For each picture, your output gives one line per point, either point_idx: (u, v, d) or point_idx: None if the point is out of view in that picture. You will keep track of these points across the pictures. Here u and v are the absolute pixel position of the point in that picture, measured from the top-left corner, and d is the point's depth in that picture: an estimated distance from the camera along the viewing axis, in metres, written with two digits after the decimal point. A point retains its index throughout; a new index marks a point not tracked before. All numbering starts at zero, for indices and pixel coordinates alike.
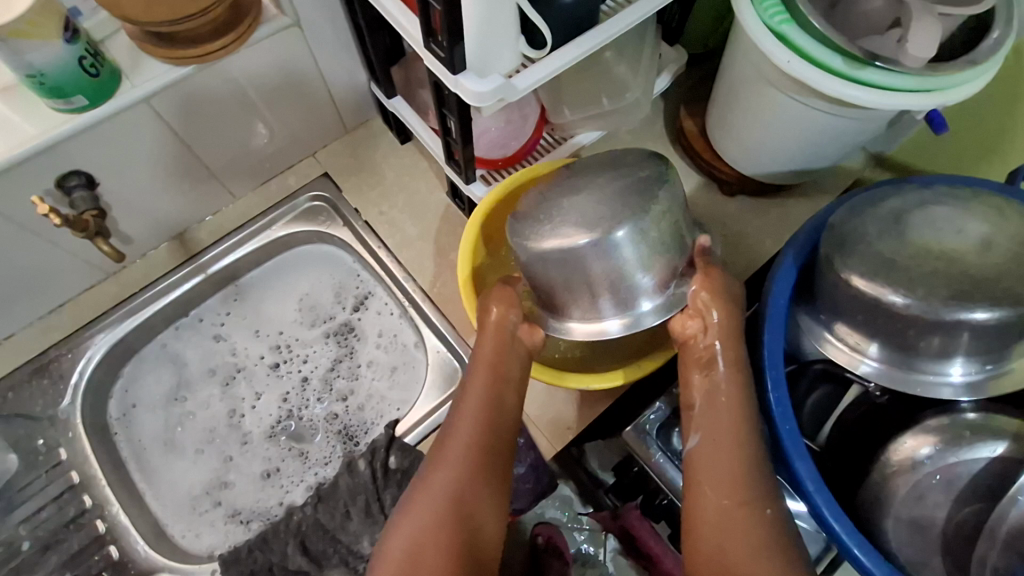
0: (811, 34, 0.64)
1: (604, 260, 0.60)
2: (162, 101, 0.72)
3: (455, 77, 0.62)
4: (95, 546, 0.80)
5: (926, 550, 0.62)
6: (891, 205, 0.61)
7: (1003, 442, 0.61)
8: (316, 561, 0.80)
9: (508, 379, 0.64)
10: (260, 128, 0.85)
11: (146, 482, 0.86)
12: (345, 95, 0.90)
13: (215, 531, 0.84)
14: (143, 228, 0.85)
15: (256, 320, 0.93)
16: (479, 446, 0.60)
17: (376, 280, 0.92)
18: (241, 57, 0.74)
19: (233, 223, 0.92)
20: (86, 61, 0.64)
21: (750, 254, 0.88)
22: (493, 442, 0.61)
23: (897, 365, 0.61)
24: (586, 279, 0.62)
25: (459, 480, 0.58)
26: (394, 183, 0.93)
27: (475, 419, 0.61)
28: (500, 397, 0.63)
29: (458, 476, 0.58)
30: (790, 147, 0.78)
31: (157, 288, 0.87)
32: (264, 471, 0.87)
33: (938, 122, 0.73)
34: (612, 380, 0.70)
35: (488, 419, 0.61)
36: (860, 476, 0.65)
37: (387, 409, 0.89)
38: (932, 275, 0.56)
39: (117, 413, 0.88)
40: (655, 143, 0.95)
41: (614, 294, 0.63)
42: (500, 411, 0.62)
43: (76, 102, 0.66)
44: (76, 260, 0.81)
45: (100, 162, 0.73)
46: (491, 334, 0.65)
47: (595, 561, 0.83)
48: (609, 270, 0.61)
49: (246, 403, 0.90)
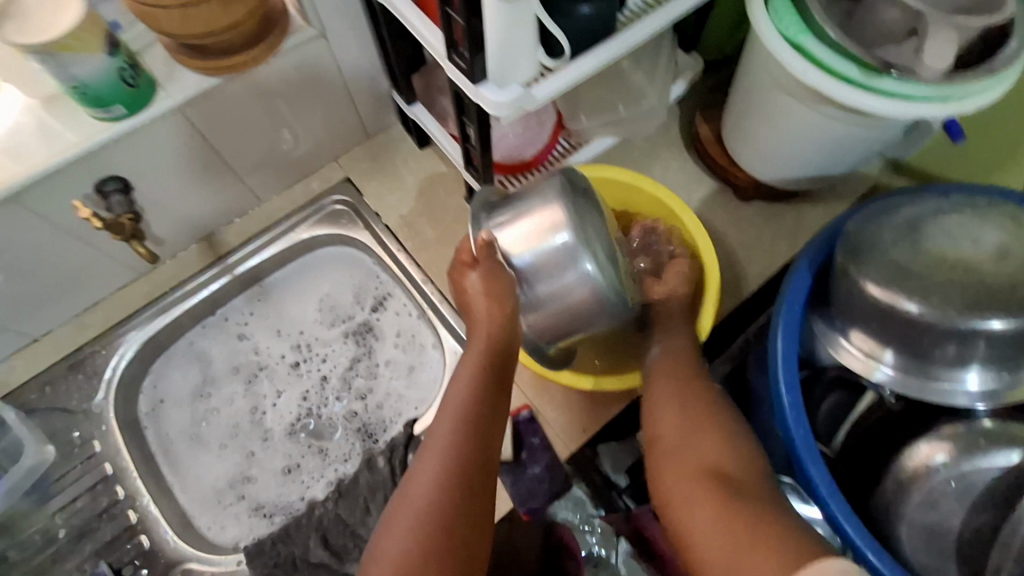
0: (827, 44, 0.64)
1: (570, 262, 0.63)
2: (195, 110, 0.75)
3: (476, 87, 0.64)
4: (127, 536, 0.83)
5: (941, 557, 0.61)
6: (906, 213, 0.62)
7: (1018, 450, 0.60)
8: (337, 555, 0.82)
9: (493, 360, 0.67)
10: (286, 135, 0.88)
11: (174, 474, 0.89)
12: (368, 102, 0.93)
13: (239, 524, 0.87)
14: (174, 230, 0.89)
15: (278, 320, 0.96)
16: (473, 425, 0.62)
17: (395, 281, 0.95)
18: (271, 67, 0.77)
19: (259, 226, 0.95)
20: (126, 72, 0.68)
21: (765, 259, 0.89)
22: (485, 420, 0.63)
23: (910, 372, 0.61)
24: (545, 259, 0.64)
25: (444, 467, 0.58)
26: (414, 188, 0.95)
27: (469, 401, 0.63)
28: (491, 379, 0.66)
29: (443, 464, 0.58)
30: (805, 154, 0.79)
31: (186, 288, 0.91)
32: (285, 467, 0.90)
33: (954, 130, 0.73)
34: (580, 381, 0.75)
35: (480, 398, 0.64)
36: (875, 482, 0.66)
37: (404, 408, 0.91)
38: (946, 283, 0.57)
39: (146, 408, 0.91)
40: (670, 149, 0.96)
41: (536, 275, 0.65)
42: (493, 392, 0.65)
43: (116, 111, 0.70)
44: (111, 260, 0.85)
45: (136, 167, 0.77)
46: (475, 297, 0.67)
47: (606, 563, 0.83)
48: (561, 267, 0.64)
49: (268, 401, 0.93)
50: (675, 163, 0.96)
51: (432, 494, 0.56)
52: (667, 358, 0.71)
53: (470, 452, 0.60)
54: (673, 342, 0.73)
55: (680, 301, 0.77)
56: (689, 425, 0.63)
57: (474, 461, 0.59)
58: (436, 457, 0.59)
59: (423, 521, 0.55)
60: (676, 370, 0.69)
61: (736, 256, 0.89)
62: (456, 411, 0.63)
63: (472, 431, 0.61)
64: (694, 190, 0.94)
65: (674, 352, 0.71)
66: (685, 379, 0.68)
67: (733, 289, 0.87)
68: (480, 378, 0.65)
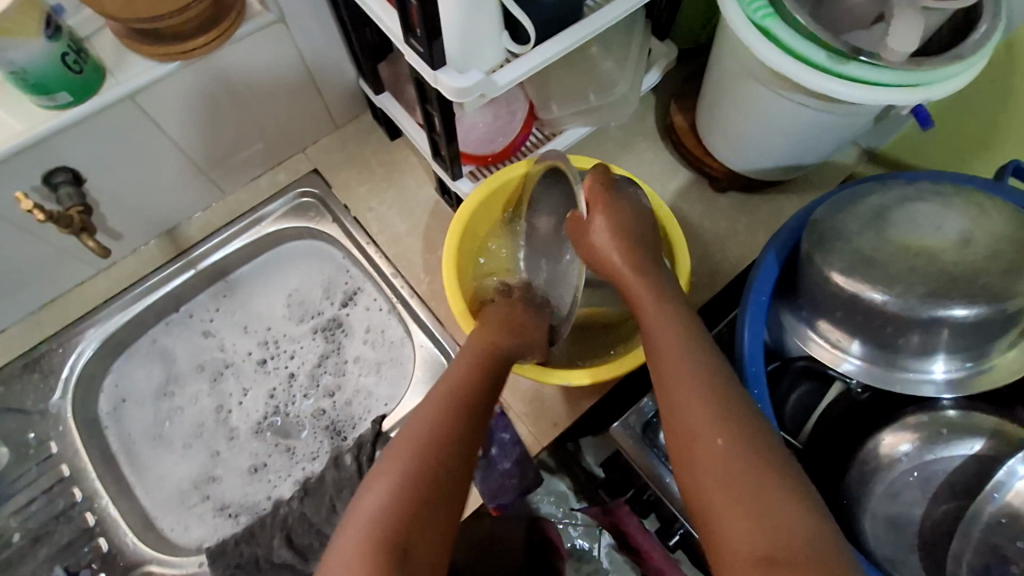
0: (795, 29, 0.63)
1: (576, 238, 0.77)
2: (149, 98, 0.73)
3: (435, 73, 0.62)
4: (85, 538, 0.81)
5: (903, 548, 0.60)
6: (872, 201, 0.61)
7: (980, 439, 0.61)
8: (302, 555, 0.80)
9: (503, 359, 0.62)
10: (250, 125, 0.86)
11: (136, 475, 0.87)
12: (335, 91, 0.90)
13: (204, 524, 0.85)
14: (132, 224, 0.86)
15: (245, 316, 0.94)
16: (456, 439, 0.51)
17: (365, 276, 0.93)
18: (227, 53, 0.74)
19: (223, 219, 0.92)
20: (69, 57, 0.65)
21: (740, 249, 0.87)
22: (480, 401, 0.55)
23: (877, 363, 0.61)
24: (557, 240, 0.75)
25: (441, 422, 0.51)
26: (384, 179, 0.93)
27: (450, 404, 0.53)
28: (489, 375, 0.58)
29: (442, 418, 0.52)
30: (777, 143, 0.77)
31: (147, 282, 0.88)
32: (252, 466, 0.88)
33: (922, 117, 0.70)
34: (577, 378, 0.70)
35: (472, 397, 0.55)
36: (841, 472, 0.64)
37: (374, 405, 0.89)
38: (910, 270, 0.56)
39: (108, 407, 0.88)
40: (645, 139, 0.95)
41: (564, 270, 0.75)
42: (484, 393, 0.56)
43: (60, 98, 0.67)
44: (65, 255, 0.82)
45: (88, 158, 0.74)
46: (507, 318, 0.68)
47: (590, 556, 0.86)
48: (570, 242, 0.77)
49: (233, 399, 0.91)
50: (650, 153, 0.94)
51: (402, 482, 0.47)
52: (666, 354, 0.53)
53: (444, 466, 0.49)
54: (666, 330, 0.54)
55: (653, 289, 0.58)
56: (698, 463, 0.46)
57: (441, 485, 0.48)
58: (396, 479, 0.47)
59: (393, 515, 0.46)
60: (678, 375, 0.51)
61: (712, 248, 0.88)
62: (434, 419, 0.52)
63: (452, 444, 0.50)
64: (669, 181, 0.92)
65: (667, 346, 0.53)
66: (692, 386, 0.50)
67: (707, 280, 0.86)
68: (473, 387, 0.56)
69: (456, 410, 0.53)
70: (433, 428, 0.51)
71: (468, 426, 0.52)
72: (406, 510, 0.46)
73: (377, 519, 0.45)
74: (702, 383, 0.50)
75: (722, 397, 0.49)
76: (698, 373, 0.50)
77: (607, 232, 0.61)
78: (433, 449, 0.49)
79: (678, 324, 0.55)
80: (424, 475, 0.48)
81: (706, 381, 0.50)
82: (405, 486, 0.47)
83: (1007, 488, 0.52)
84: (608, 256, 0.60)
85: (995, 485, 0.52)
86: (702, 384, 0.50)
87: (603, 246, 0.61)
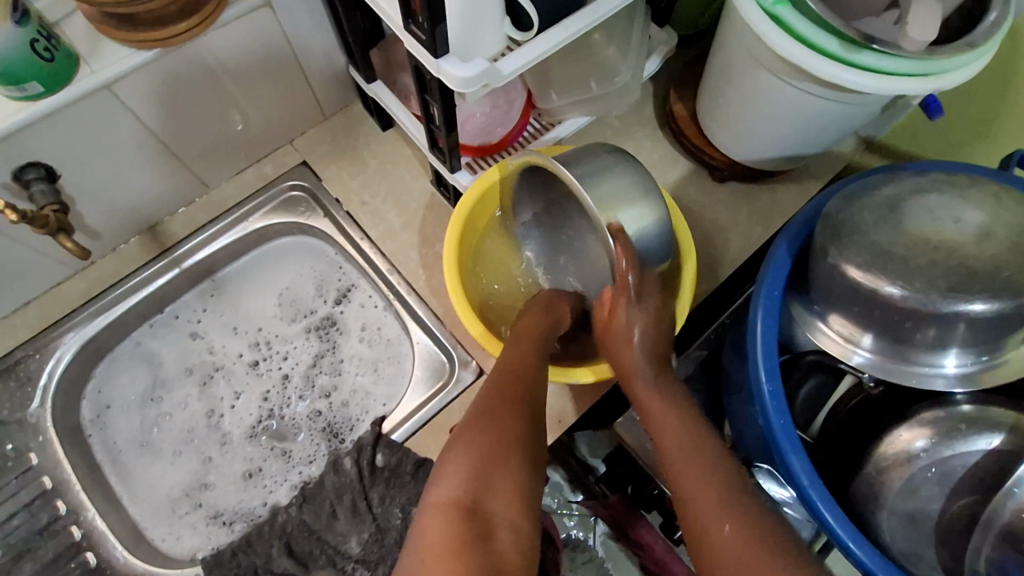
0: (806, 16, 0.61)
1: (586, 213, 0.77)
2: (127, 88, 0.68)
3: (437, 61, 0.59)
4: (71, 553, 0.77)
5: (919, 543, 0.61)
6: (886, 192, 0.60)
7: (999, 434, 0.60)
8: (302, 563, 0.77)
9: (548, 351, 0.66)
10: (235, 115, 0.81)
11: (123, 484, 0.83)
12: (324, 79, 0.86)
13: (196, 534, 0.82)
14: (111, 221, 0.82)
15: (234, 316, 0.90)
16: (518, 431, 0.55)
17: (360, 272, 0.89)
18: (208, 39, 0.70)
19: (207, 214, 0.88)
20: (39, 44, 0.60)
21: (742, 241, 0.86)
22: (531, 404, 0.58)
23: (889, 357, 0.61)
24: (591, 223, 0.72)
25: (499, 419, 0.55)
26: (376, 171, 0.89)
27: (507, 399, 0.58)
28: (532, 369, 0.62)
29: (499, 416, 0.56)
30: (783, 133, 0.76)
31: (129, 283, 0.84)
32: (245, 471, 0.85)
33: (933, 106, 0.72)
34: (582, 376, 0.69)
35: (523, 396, 0.59)
36: (855, 467, 0.64)
37: (372, 405, 0.86)
38: (928, 263, 0.55)
39: (90, 414, 0.84)
40: (644, 128, 0.93)
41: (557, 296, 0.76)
42: (536, 383, 0.61)
43: (31, 89, 0.62)
44: (39, 255, 0.77)
45: (63, 152, 0.70)
46: (534, 313, 0.72)
47: (585, 544, 0.88)
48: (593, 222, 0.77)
49: (225, 403, 0.87)
50: (649, 143, 0.92)
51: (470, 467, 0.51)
52: (667, 430, 0.57)
53: (506, 456, 0.52)
54: (667, 407, 0.59)
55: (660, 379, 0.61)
56: (699, 512, 0.51)
57: (510, 467, 0.52)
58: (466, 463, 0.51)
59: (467, 497, 0.49)
60: (691, 476, 0.53)
61: (712, 239, 0.86)
62: (494, 416, 0.56)
63: (510, 430, 0.55)
64: (669, 172, 0.90)
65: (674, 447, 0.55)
66: (692, 455, 0.54)
67: (711, 271, 0.84)
68: (524, 379, 0.61)
69: (513, 403, 0.58)
70: (495, 415, 0.56)
71: (526, 419, 0.57)
72: (480, 480, 0.50)
73: (452, 501, 0.49)
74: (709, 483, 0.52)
75: (736, 493, 0.51)
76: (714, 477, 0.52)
77: (631, 338, 0.62)
78: (497, 435, 0.54)
79: (688, 425, 0.57)
80: (490, 458, 0.52)
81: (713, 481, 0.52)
82: (476, 462, 0.51)
83: None
84: (620, 338, 0.63)
85: (1016, 481, 0.52)
86: (715, 486, 0.52)
87: (627, 355, 0.62)
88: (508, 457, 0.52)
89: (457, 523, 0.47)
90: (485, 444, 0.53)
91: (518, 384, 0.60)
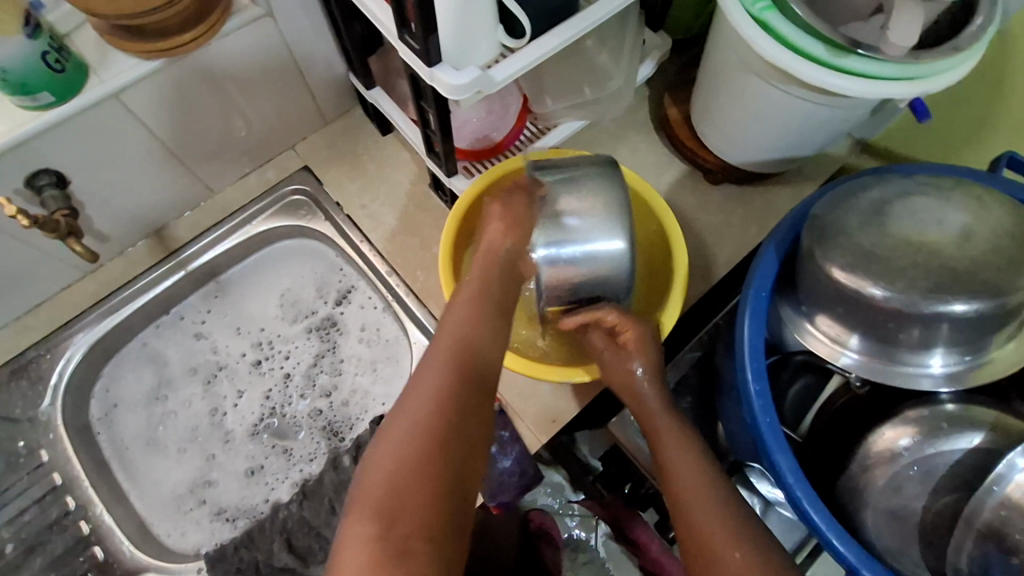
0: (792, 21, 0.62)
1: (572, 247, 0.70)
2: (134, 97, 0.71)
3: (431, 69, 0.61)
4: (80, 547, 0.80)
5: (904, 540, 0.62)
6: (871, 196, 0.61)
7: (980, 433, 0.61)
8: (303, 558, 0.80)
9: (494, 293, 0.60)
10: (238, 121, 0.84)
11: (130, 481, 0.85)
12: (324, 86, 0.88)
13: (201, 529, 0.84)
14: (119, 225, 0.84)
15: (237, 317, 0.92)
16: (468, 382, 0.51)
17: (359, 274, 0.91)
18: (213, 49, 0.72)
19: (212, 218, 0.90)
20: (51, 56, 0.63)
21: (736, 242, 0.87)
22: (484, 359, 0.54)
23: (876, 356, 0.61)
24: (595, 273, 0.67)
25: (452, 367, 0.51)
26: (375, 176, 0.91)
27: (453, 353, 0.52)
28: (486, 329, 0.57)
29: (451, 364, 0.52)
30: (773, 136, 0.77)
31: (136, 286, 0.86)
32: (248, 469, 0.87)
33: (920, 109, 0.73)
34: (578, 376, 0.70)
35: (477, 350, 0.54)
36: (838, 467, 0.65)
37: (371, 405, 0.88)
38: (912, 265, 0.56)
39: (98, 413, 0.87)
40: (638, 131, 0.94)
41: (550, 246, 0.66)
42: (486, 347, 0.55)
43: (42, 98, 0.64)
44: (51, 258, 0.80)
45: (73, 158, 0.72)
46: (479, 260, 0.63)
47: (585, 546, 0.83)
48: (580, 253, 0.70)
49: (228, 402, 0.90)
50: (643, 146, 0.93)
51: (428, 417, 0.47)
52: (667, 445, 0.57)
53: (464, 413, 0.49)
54: (664, 424, 0.60)
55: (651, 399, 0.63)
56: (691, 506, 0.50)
57: (464, 424, 0.48)
58: (420, 406, 0.48)
59: (417, 449, 0.45)
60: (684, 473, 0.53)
61: (705, 242, 0.87)
62: (445, 370, 0.51)
63: (470, 386, 0.51)
64: (663, 174, 0.91)
65: (677, 459, 0.55)
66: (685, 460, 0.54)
67: (703, 272, 0.86)
68: (470, 340, 0.55)
69: (468, 355, 0.53)
70: (451, 367, 0.51)
71: (472, 372, 0.52)
72: (434, 435, 0.46)
73: (399, 452, 0.45)
74: (709, 494, 0.50)
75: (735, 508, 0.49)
76: (716, 494, 0.51)
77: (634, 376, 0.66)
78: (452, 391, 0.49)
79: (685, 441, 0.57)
80: (446, 412, 0.48)
81: (712, 492, 0.51)
82: (434, 411, 0.48)
83: (1006, 481, 0.53)
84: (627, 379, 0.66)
85: (995, 479, 0.53)
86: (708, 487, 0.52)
87: (632, 386, 0.65)
88: (465, 419, 0.48)
89: (404, 475, 0.44)
90: (438, 391, 0.49)
91: (468, 339, 0.55)
